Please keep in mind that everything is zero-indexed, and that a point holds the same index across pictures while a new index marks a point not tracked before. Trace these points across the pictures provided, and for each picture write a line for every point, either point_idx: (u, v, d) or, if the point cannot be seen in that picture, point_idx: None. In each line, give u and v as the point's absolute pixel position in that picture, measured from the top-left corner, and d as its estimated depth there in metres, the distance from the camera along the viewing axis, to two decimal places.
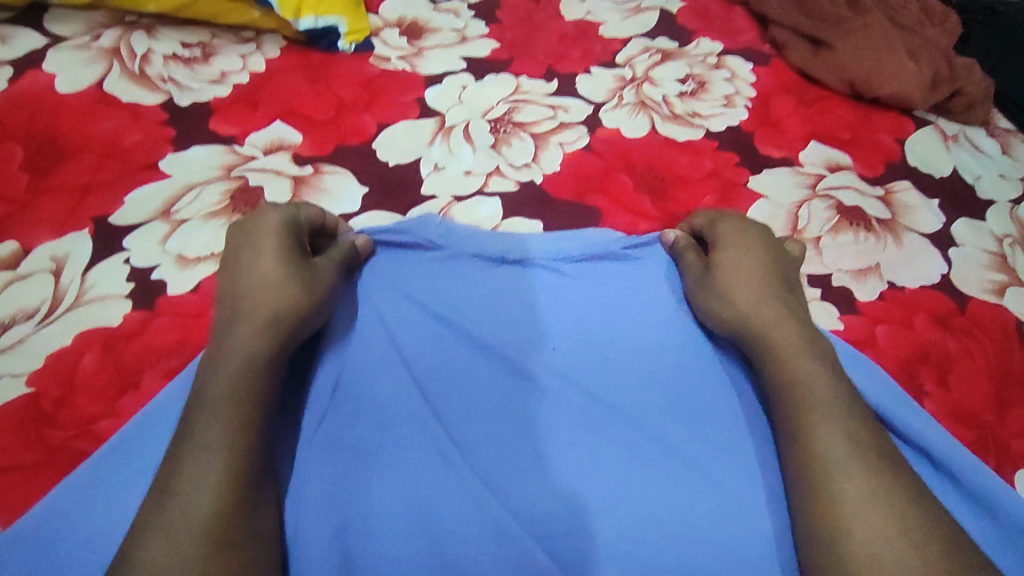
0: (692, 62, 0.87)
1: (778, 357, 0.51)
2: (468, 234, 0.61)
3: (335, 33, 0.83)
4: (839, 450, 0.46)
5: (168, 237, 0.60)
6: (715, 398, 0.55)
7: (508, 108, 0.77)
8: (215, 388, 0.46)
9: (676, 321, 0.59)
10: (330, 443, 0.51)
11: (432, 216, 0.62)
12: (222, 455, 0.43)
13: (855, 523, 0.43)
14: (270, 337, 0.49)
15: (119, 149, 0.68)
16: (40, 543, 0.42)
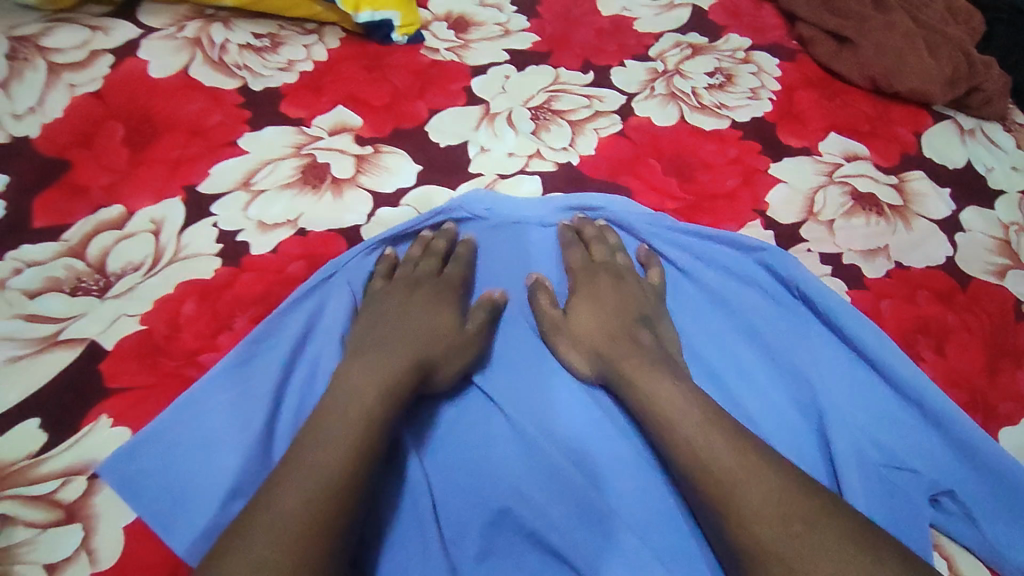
0: (721, 58, 0.92)
1: (657, 406, 0.51)
2: (510, 203, 0.67)
3: (390, 26, 0.90)
4: (689, 418, 0.49)
5: (249, 205, 0.69)
6: (744, 356, 0.58)
7: (547, 97, 0.84)
8: (350, 411, 0.49)
9: (704, 286, 0.63)
10: None
11: (478, 190, 0.68)
12: (338, 473, 0.45)
13: (801, 553, 0.41)
14: (401, 375, 0.53)
15: (203, 128, 0.76)
16: (162, 447, 0.51)
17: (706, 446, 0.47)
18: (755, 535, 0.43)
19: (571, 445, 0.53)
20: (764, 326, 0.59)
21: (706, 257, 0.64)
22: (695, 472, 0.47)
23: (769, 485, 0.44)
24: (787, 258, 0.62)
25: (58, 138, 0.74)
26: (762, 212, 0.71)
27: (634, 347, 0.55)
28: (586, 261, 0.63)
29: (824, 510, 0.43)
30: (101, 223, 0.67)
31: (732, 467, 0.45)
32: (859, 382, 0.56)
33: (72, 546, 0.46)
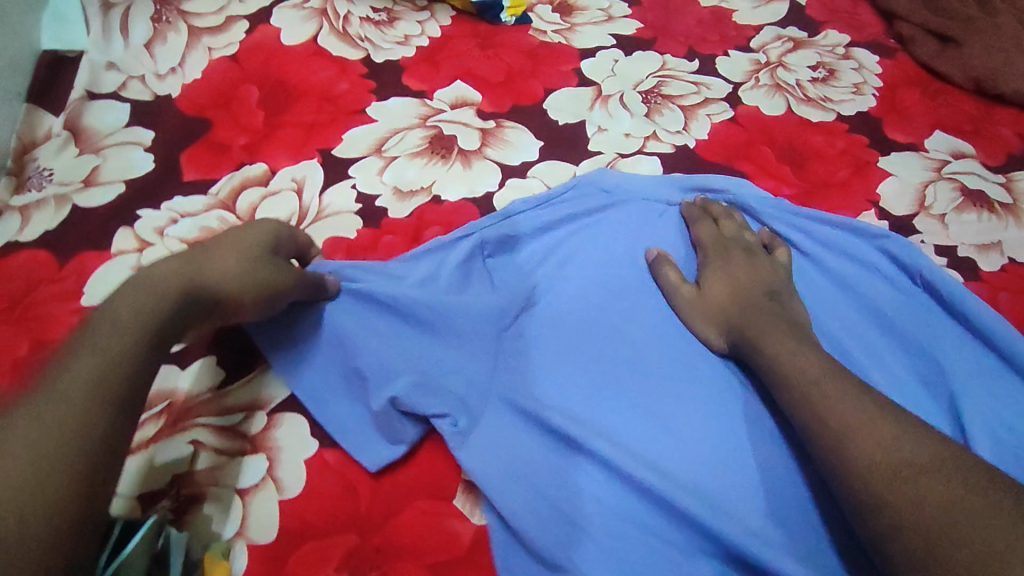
0: (822, 52, 0.94)
1: (788, 372, 0.52)
2: (636, 182, 0.69)
3: (499, 6, 0.93)
4: (808, 373, 0.51)
5: (384, 170, 0.72)
6: (870, 339, 0.61)
7: (656, 82, 0.86)
8: (100, 350, 0.40)
9: (824, 270, 0.65)
10: (522, 347, 0.58)
11: (606, 170, 0.70)
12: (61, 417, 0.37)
13: (929, 509, 0.42)
14: (172, 302, 0.45)
15: (333, 95, 0.80)
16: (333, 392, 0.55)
17: (831, 397, 0.49)
18: (869, 480, 0.45)
19: (701, 394, 0.55)
20: (883, 306, 0.63)
21: (826, 237, 0.66)
22: (813, 422, 0.49)
23: (891, 434, 0.46)
24: (908, 245, 0.65)
25: (198, 99, 0.77)
26: (875, 202, 0.74)
27: (765, 314, 0.57)
28: (717, 238, 0.65)
29: (937, 458, 0.45)
30: (246, 179, 0.71)
31: (855, 415, 0.48)
32: (979, 365, 0.59)
33: (260, 474, 0.51)
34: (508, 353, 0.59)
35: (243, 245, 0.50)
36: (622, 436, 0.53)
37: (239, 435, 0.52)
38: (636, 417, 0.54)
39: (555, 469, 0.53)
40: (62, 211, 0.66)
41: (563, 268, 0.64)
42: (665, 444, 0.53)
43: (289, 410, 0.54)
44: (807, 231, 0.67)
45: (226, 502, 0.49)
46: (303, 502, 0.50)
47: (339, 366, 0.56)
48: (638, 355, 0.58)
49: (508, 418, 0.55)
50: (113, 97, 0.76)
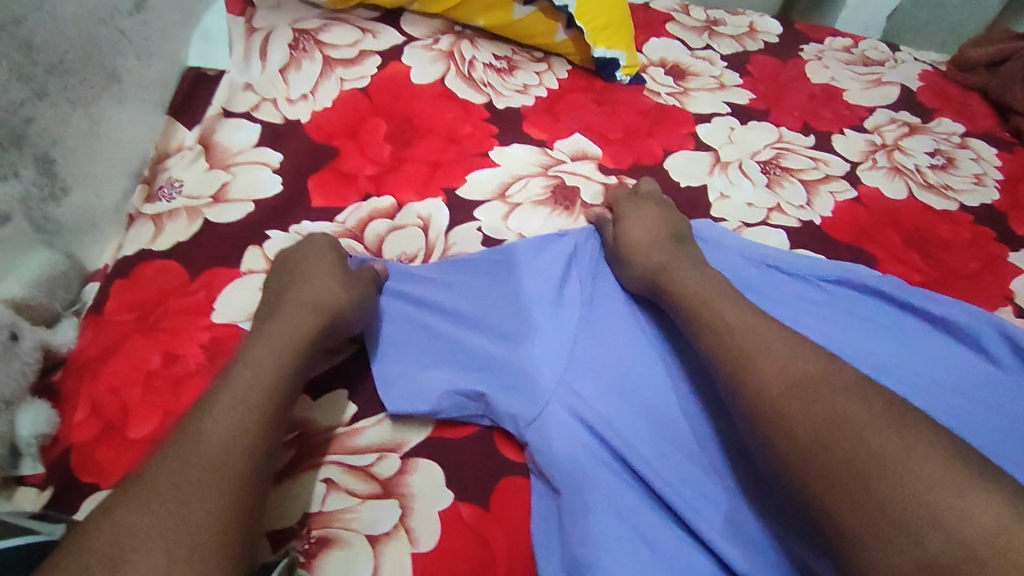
0: (938, 139, 0.93)
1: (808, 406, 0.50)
2: (736, 241, 0.71)
3: (615, 65, 0.94)
4: (773, 380, 0.49)
5: (508, 216, 0.72)
6: (992, 430, 0.59)
7: (774, 153, 0.86)
8: (227, 396, 0.46)
9: (930, 347, 0.65)
10: (595, 391, 0.57)
11: (704, 222, 0.73)
12: (217, 437, 0.44)
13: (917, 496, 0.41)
14: (291, 343, 0.52)
15: (458, 136, 0.80)
16: (423, 399, 0.55)
17: (800, 412, 0.47)
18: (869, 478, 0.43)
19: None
20: (979, 391, 0.62)
21: (923, 308, 0.67)
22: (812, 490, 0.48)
23: (891, 439, 0.44)
24: (993, 317, 0.66)
25: (327, 126, 0.78)
26: (1011, 299, 0.71)
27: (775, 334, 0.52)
28: (793, 296, 0.68)
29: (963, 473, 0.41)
30: (374, 210, 0.70)
31: (849, 417, 0.46)
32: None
33: (393, 520, 0.49)
34: (595, 350, 0.59)
35: (346, 277, 0.58)
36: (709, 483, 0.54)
37: (370, 476, 0.51)
38: (708, 450, 0.56)
39: (653, 524, 0.52)
40: (193, 224, 0.66)
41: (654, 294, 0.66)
42: (731, 487, 0.54)
43: (423, 455, 0.53)
44: (907, 308, 0.67)
45: (356, 547, 0.48)
46: (437, 558, 0.48)
47: (433, 374, 0.57)
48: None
49: (591, 428, 0.55)
50: (245, 116, 0.77)
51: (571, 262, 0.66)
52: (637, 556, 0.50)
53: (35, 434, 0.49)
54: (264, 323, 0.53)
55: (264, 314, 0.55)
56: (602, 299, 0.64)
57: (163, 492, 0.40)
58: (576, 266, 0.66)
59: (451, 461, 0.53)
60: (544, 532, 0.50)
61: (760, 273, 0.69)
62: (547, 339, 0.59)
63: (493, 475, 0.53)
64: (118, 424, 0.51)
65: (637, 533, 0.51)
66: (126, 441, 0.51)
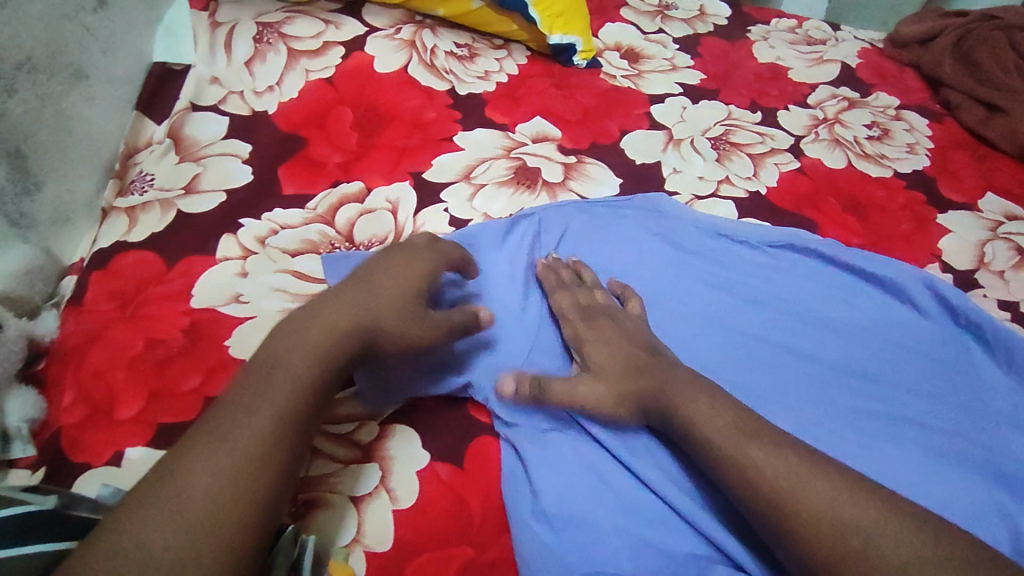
0: (875, 112, 0.99)
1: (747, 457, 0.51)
2: (689, 211, 0.76)
3: (573, 50, 0.98)
4: (730, 438, 0.52)
5: (473, 196, 0.76)
6: (921, 376, 0.65)
7: (723, 130, 0.91)
8: (263, 400, 0.47)
9: (865, 302, 0.71)
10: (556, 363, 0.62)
11: (661, 196, 0.78)
12: (249, 441, 0.45)
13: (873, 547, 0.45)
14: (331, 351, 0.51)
15: (422, 122, 0.83)
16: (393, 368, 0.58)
17: (768, 473, 0.50)
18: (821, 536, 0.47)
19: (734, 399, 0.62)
20: (908, 338, 0.68)
21: (857, 264, 0.72)
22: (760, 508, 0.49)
23: (901, 541, 0.46)
24: (920, 273, 0.72)
25: (295, 116, 0.80)
26: (938, 256, 0.77)
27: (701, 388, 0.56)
28: (738, 262, 0.73)
29: (934, 549, 0.45)
30: (344, 196, 0.73)
31: (805, 483, 0.49)
32: (995, 398, 0.64)
33: (373, 482, 0.52)
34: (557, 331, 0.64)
35: (407, 273, 0.57)
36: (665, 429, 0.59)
37: (352, 443, 0.54)
38: None
39: (614, 473, 0.56)
40: (167, 215, 0.68)
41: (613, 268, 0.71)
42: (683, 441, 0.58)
43: (401, 421, 0.56)
44: (845, 267, 0.73)
45: (341, 508, 0.51)
46: (416, 513, 0.51)
47: None
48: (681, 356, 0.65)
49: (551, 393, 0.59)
50: (213, 109, 0.79)
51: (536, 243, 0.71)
52: (596, 504, 0.54)
53: (23, 420, 0.52)
54: (310, 322, 0.51)
55: (312, 309, 0.53)
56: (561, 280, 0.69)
57: (189, 487, 0.42)
58: (540, 248, 0.71)
59: (427, 424, 0.56)
60: (511, 485, 0.53)
61: (711, 243, 0.74)
62: (512, 318, 0.64)
63: (466, 434, 0.56)
64: (105, 408, 0.53)
65: (599, 480, 0.55)
66: (112, 421, 0.53)
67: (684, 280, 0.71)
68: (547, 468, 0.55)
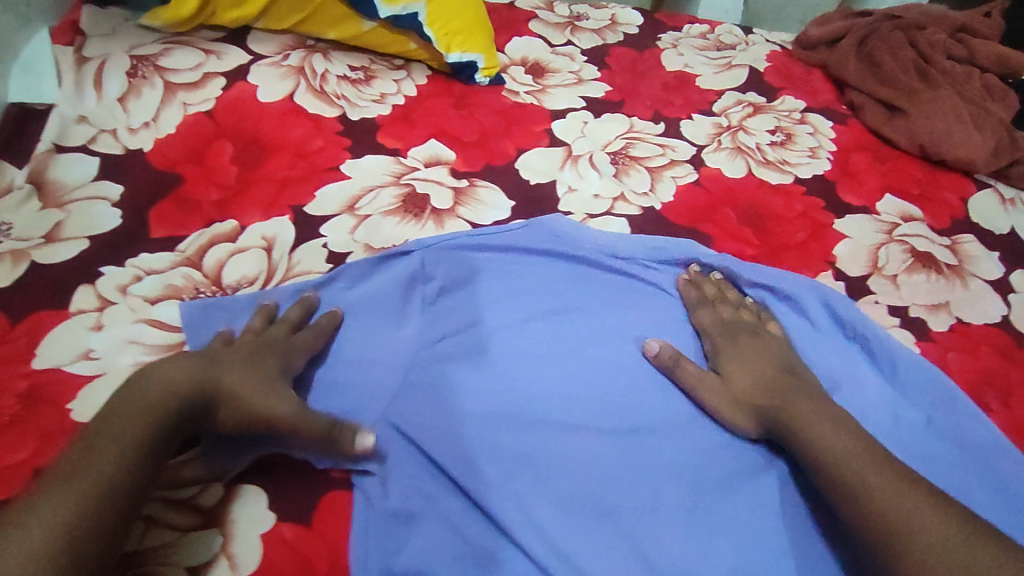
0: (780, 117, 0.99)
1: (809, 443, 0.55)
2: (579, 231, 0.75)
3: (474, 68, 0.96)
4: (829, 433, 0.55)
5: (356, 228, 0.73)
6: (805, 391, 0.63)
7: (624, 143, 0.90)
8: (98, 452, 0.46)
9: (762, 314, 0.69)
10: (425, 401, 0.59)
11: (555, 217, 0.76)
12: (75, 495, 0.44)
13: (906, 515, 0.49)
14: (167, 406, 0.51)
15: (308, 152, 0.81)
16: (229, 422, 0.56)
17: (827, 450, 0.54)
18: (879, 509, 0.50)
19: (615, 425, 0.59)
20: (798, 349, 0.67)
21: (746, 277, 0.71)
22: (839, 491, 0.52)
23: (929, 511, 0.49)
24: (811, 283, 0.71)
25: (171, 152, 0.77)
26: (832, 263, 0.77)
27: (791, 392, 0.59)
28: (623, 284, 0.71)
29: (952, 521, 0.49)
30: (215, 236, 0.71)
31: (857, 464, 0.52)
32: (879, 409, 0.62)
33: (212, 550, 0.49)
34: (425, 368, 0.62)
35: (264, 363, 0.58)
36: (540, 464, 0.56)
37: (193, 508, 0.51)
38: (531, 440, 0.57)
39: (468, 523, 0.53)
40: (19, 266, 0.64)
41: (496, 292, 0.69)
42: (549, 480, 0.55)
43: (250, 480, 0.53)
44: (737, 282, 0.72)
45: None
46: None
47: None
48: (563, 383, 0.62)
49: (410, 440, 0.57)
50: (81, 149, 0.75)
51: (415, 276, 0.69)
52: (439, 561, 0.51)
53: None
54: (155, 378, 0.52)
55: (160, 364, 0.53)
56: (438, 314, 0.67)
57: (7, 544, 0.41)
58: (426, 278, 0.69)
59: (278, 480, 0.53)
60: (360, 540, 0.51)
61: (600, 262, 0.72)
62: (378, 360, 0.63)
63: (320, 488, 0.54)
64: None
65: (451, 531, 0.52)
66: None
67: (570, 302, 0.69)
68: (405, 521, 0.53)
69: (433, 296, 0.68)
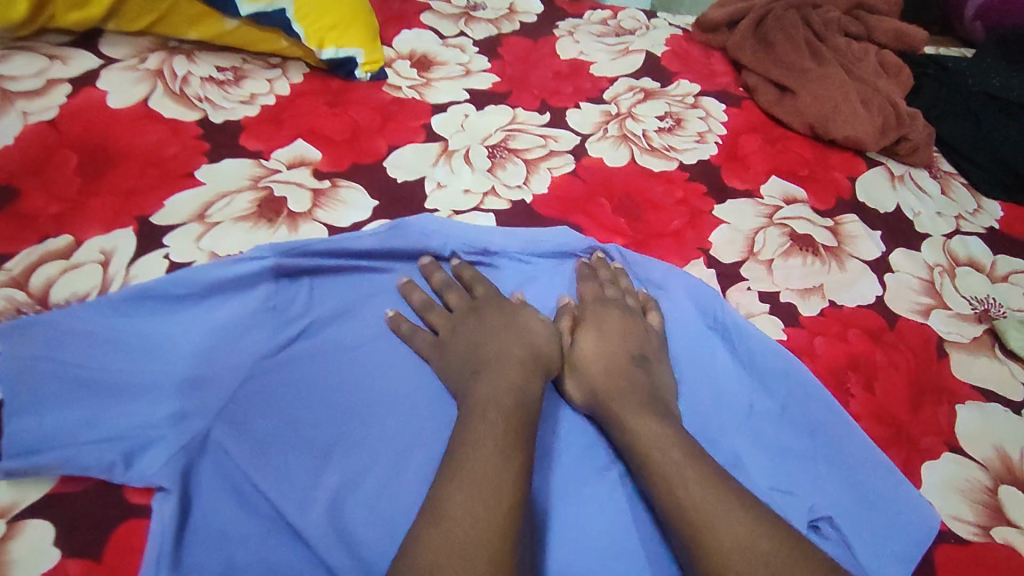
0: (671, 102, 0.97)
1: (643, 451, 0.53)
2: (450, 227, 0.72)
3: (353, 63, 0.92)
4: (654, 440, 0.53)
5: (202, 236, 0.70)
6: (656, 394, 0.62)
7: (504, 136, 0.87)
8: (486, 421, 0.52)
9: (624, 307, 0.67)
10: (256, 417, 0.56)
11: (426, 215, 0.72)
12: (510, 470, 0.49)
13: (720, 519, 0.47)
14: (514, 388, 0.56)
15: (160, 159, 0.77)
16: (39, 445, 0.52)
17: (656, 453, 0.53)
18: (694, 517, 0.48)
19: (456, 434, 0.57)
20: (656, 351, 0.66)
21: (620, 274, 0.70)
22: (665, 498, 0.50)
23: (747, 522, 0.47)
24: (690, 279, 0.69)
25: (6, 165, 0.72)
26: (705, 250, 0.75)
27: (629, 383, 0.59)
28: (495, 281, 0.68)
29: (767, 535, 0.46)
30: (47, 253, 0.66)
31: (679, 471, 0.51)
32: (733, 404, 0.62)
33: None
34: (264, 382, 0.59)
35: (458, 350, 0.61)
36: (369, 482, 0.55)
37: None
38: (361, 459, 0.56)
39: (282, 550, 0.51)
40: None
41: (353, 296, 0.66)
42: (373, 501, 0.54)
43: (38, 514, 0.49)
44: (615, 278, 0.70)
45: None
46: None
47: (60, 419, 0.54)
48: (410, 392, 0.60)
49: (231, 462, 0.54)
50: None
51: (267, 281, 0.64)
52: None
53: None
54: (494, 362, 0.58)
55: (474, 353, 0.60)
56: (287, 323, 0.63)
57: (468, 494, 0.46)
58: (279, 281, 0.65)
59: (70, 511, 0.50)
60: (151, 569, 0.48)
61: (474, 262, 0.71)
62: (212, 373, 0.58)
63: (116, 516, 0.50)
64: None
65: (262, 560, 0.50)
66: None
67: (427, 305, 0.66)
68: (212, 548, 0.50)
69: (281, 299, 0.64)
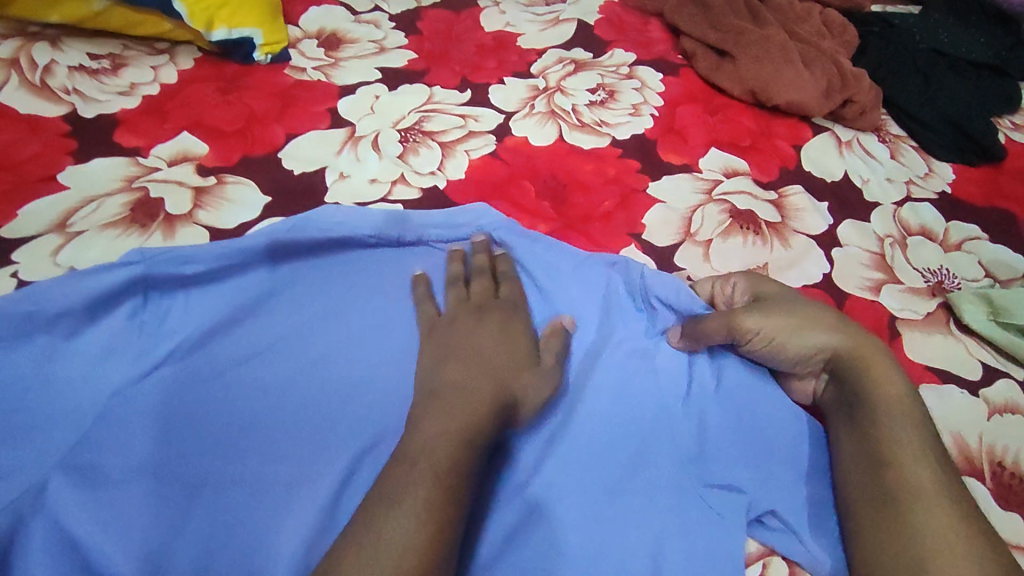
0: (604, 73, 0.89)
1: (877, 433, 0.50)
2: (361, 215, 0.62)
3: (250, 44, 0.82)
4: (904, 428, 0.49)
5: (60, 249, 0.61)
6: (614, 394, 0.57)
7: (418, 117, 0.79)
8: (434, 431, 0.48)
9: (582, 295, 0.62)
10: (107, 459, 0.48)
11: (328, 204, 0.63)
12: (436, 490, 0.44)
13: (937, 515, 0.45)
14: (459, 393, 0.51)
15: (15, 162, 0.67)
16: None
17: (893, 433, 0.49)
18: (915, 510, 0.45)
19: (351, 465, 0.50)
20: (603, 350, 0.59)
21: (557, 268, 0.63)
22: (877, 494, 0.47)
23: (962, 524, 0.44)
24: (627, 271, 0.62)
25: None
26: (637, 234, 0.68)
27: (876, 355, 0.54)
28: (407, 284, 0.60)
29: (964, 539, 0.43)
30: None
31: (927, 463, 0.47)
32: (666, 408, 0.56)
33: None
34: (122, 416, 0.50)
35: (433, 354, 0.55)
36: (242, 531, 0.47)
37: None
38: (234, 504, 0.48)
39: None
40: None
41: (236, 307, 0.57)
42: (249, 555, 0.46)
43: None
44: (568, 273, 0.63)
45: None
46: None
47: None
48: (298, 413, 0.52)
49: (70, 516, 0.45)
50: None
51: (137, 290, 0.55)
52: None
53: None
54: (456, 359, 0.53)
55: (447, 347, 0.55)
56: (155, 341, 0.54)
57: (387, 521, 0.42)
58: (148, 293, 0.56)
59: None
60: None
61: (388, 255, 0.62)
62: (59, 407, 0.50)
63: None
64: None
65: None
66: None
67: (323, 314, 0.58)
68: None
69: (153, 313, 0.55)
